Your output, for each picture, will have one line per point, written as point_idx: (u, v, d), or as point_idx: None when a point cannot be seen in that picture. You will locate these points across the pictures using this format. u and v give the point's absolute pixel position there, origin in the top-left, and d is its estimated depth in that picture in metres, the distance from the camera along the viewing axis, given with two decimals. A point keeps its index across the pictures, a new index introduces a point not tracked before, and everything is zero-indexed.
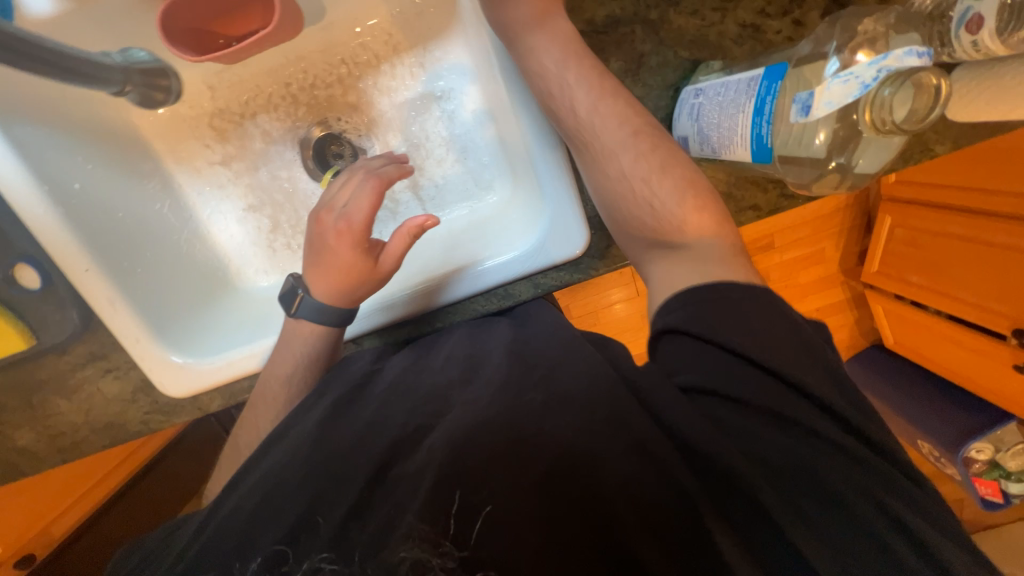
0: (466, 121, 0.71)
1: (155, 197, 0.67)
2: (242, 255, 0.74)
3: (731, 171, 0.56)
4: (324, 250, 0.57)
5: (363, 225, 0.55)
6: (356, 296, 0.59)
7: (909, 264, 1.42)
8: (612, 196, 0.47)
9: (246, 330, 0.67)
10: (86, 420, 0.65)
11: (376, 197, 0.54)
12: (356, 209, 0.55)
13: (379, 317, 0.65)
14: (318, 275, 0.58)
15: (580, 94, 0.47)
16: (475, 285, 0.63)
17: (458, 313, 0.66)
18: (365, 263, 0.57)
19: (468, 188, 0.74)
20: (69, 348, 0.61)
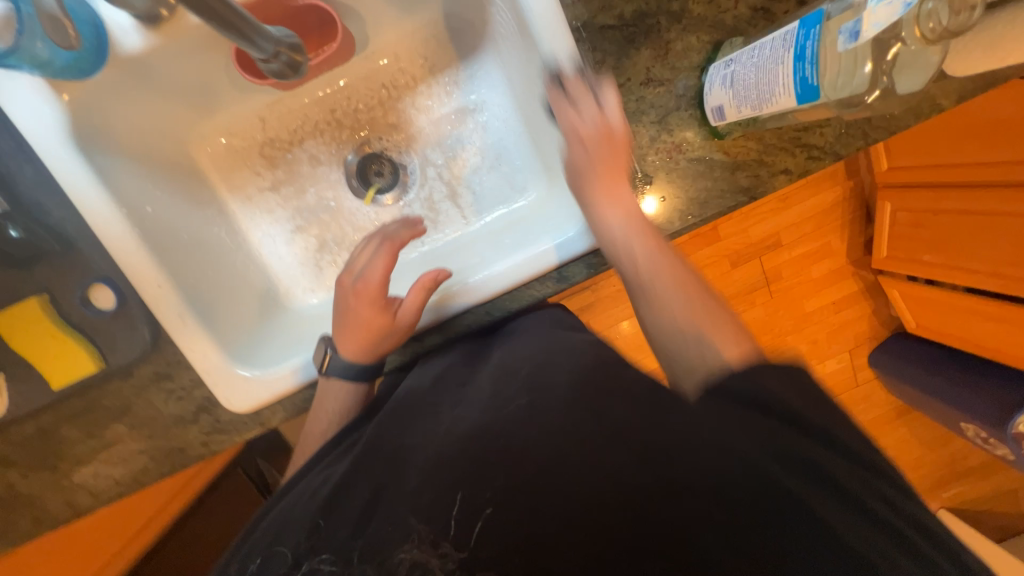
0: (498, 130, 0.76)
1: (214, 222, 0.71)
2: (292, 275, 0.77)
3: (761, 137, 0.61)
4: (347, 312, 0.63)
5: (379, 287, 0.62)
6: (381, 347, 0.63)
7: (918, 244, 1.46)
8: (665, 346, 0.50)
9: (305, 341, 0.68)
10: (148, 445, 0.65)
11: (389, 259, 0.63)
12: (371, 273, 0.63)
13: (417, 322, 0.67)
14: (344, 333, 0.63)
15: (589, 128, 0.55)
16: (513, 277, 0.64)
17: (490, 311, 0.68)
18: (384, 319, 0.62)
19: (503, 191, 0.78)
20: (135, 370, 0.61)
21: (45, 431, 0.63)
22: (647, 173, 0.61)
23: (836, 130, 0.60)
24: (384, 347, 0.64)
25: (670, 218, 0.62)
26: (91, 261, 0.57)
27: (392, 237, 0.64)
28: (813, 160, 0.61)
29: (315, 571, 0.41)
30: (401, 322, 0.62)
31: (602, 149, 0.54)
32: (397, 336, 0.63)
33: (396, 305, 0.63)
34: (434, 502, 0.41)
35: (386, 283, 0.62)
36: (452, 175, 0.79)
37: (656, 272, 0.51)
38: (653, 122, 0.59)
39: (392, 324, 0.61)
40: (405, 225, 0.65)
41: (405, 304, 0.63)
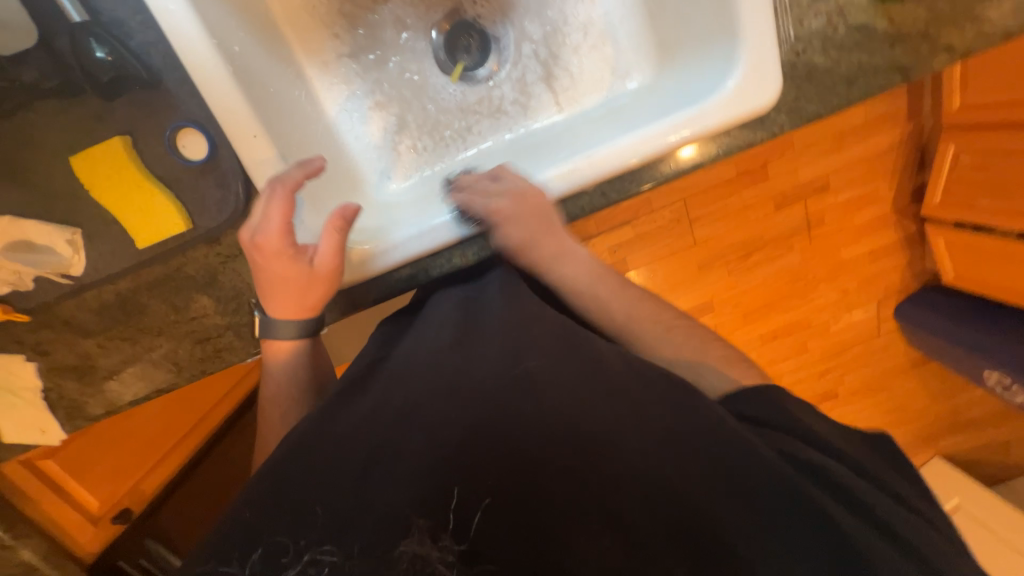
0: (608, 2, 0.69)
1: (294, 84, 0.64)
2: (368, 159, 0.71)
3: (931, 6, 0.54)
4: (259, 272, 0.52)
5: (280, 237, 0.50)
6: (315, 301, 0.54)
7: (980, 188, 1.39)
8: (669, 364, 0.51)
9: (416, 218, 0.62)
10: (230, 321, 0.60)
11: (284, 204, 0.50)
12: (266, 225, 0.50)
13: (410, 247, 0.57)
14: (268, 298, 0.53)
15: (589, 284, 0.55)
16: (537, 196, 0.56)
17: (605, 196, 0.60)
18: (299, 273, 0.51)
19: (603, 76, 0.70)
20: (223, 236, 0.57)
21: (125, 300, 0.59)
22: (801, 38, 0.54)
23: (1015, 4, 0.54)
24: (317, 299, 0.54)
25: (815, 94, 0.56)
26: (182, 105, 0.52)
27: (284, 178, 0.51)
28: (983, 37, 0.55)
29: (312, 566, 0.31)
30: (318, 273, 0.52)
31: (535, 221, 0.55)
32: (326, 287, 0.53)
33: (304, 253, 0.52)
34: (463, 448, 0.35)
35: (286, 232, 0.51)
36: (549, 54, 0.71)
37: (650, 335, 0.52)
38: None
39: (311, 275, 0.51)
40: (298, 167, 0.52)
41: (312, 251, 0.52)
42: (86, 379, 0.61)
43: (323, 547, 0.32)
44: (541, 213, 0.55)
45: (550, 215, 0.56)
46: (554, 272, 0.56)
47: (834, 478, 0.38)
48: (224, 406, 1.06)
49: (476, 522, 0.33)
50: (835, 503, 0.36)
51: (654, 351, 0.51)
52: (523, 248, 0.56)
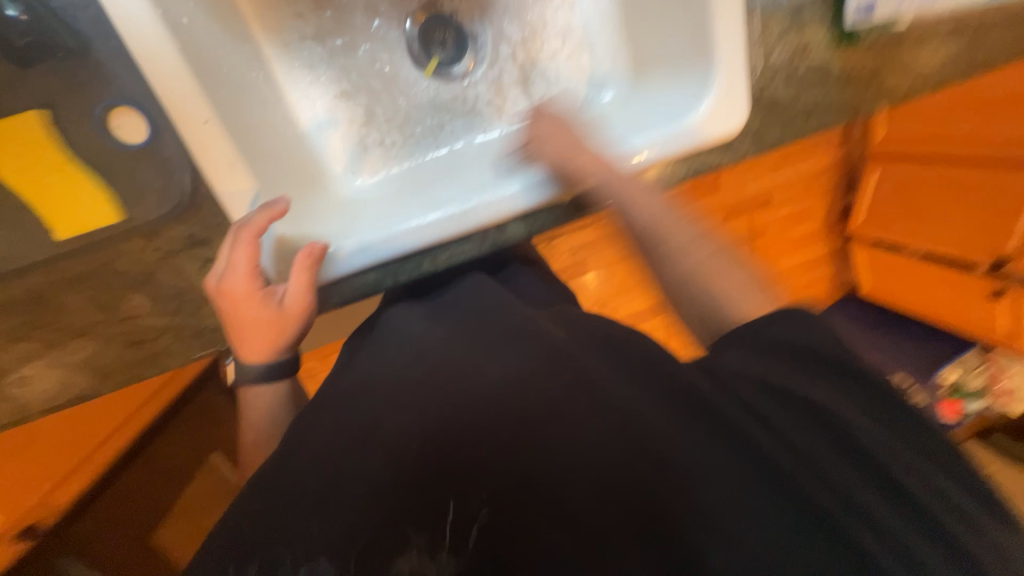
0: (587, 12, 0.69)
1: (250, 64, 0.58)
2: (331, 151, 0.67)
3: (880, 50, 0.59)
4: (228, 318, 0.50)
5: (247, 283, 0.49)
6: (290, 339, 0.53)
7: (891, 212, 1.51)
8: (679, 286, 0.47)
9: (381, 220, 0.59)
10: (170, 323, 0.55)
11: (250, 250, 0.48)
12: (231, 271, 0.49)
13: (377, 253, 0.55)
14: (239, 343, 0.52)
15: (637, 214, 0.51)
16: (512, 208, 0.56)
17: (579, 208, 0.59)
18: (270, 318, 0.50)
19: (579, 85, 0.70)
20: (163, 229, 0.51)
21: (40, 295, 0.51)
22: (766, 70, 0.57)
23: (950, 55, 0.59)
24: (290, 339, 0.53)
25: (776, 124, 0.59)
26: (114, 79, 0.46)
27: (246, 220, 0.49)
28: (925, 81, 0.59)
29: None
30: (289, 314, 0.51)
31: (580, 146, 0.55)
32: (297, 327, 0.52)
33: (273, 297, 0.50)
34: (447, 461, 0.33)
35: (254, 278, 0.49)
36: (526, 57, 0.70)
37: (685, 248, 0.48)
38: (789, 13, 0.56)
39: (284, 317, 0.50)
40: (261, 208, 0.49)
41: (282, 294, 0.51)
42: None
43: (320, 558, 0.31)
44: (556, 118, 0.59)
45: (569, 122, 0.60)
46: (583, 162, 0.54)
47: (834, 430, 0.33)
48: (167, 395, 0.96)
49: (472, 537, 0.31)
50: (847, 474, 0.32)
51: (681, 256, 0.48)
52: (570, 151, 0.55)
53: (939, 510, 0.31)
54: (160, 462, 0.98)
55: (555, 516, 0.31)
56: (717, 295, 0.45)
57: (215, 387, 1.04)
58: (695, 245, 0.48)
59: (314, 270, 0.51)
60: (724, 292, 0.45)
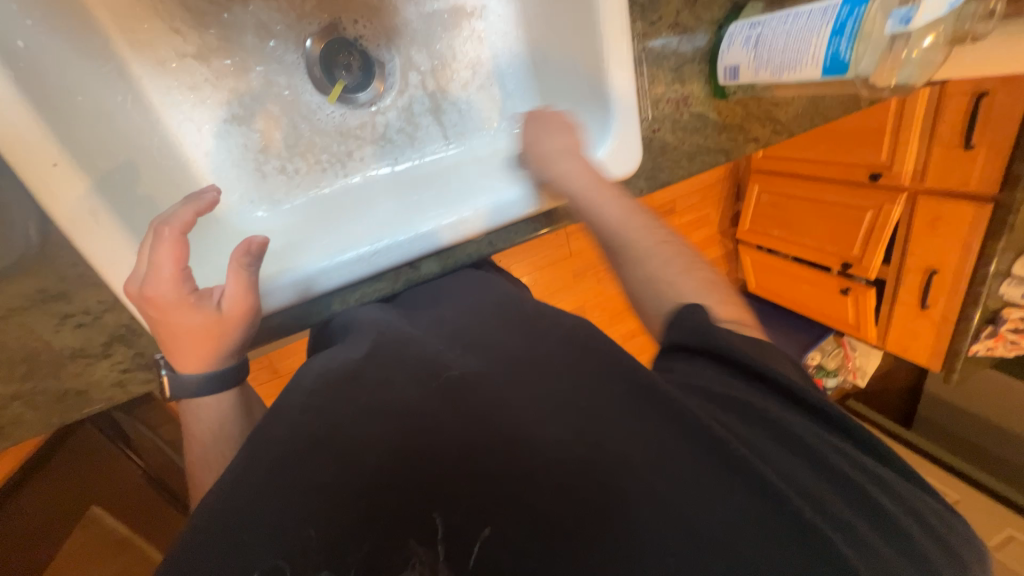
0: (496, 46, 0.70)
1: (115, 90, 0.52)
2: (223, 178, 0.62)
3: (745, 104, 0.67)
4: (156, 327, 0.44)
5: (176, 285, 0.43)
6: (232, 346, 0.47)
7: (771, 221, 1.70)
8: (642, 290, 0.48)
9: (283, 259, 0.55)
10: (16, 387, 0.46)
11: (177, 248, 0.43)
12: (155, 275, 0.43)
13: (279, 299, 0.51)
14: (173, 353, 0.46)
15: (609, 208, 0.51)
16: (421, 246, 0.56)
17: (492, 245, 0.62)
18: (206, 322, 0.45)
19: (490, 116, 0.72)
20: (3, 284, 0.44)
21: None
22: (656, 118, 0.63)
23: (798, 110, 0.70)
24: (233, 345, 0.47)
25: (665, 166, 0.65)
26: None
27: (168, 218, 0.44)
28: (783, 130, 0.70)
29: None
30: (228, 317, 0.45)
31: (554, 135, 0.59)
32: (240, 331, 0.46)
33: (208, 300, 0.45)
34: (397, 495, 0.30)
35: (183, 279, 0.44)
36: (437, 87, 0.70)
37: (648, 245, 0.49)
38: (672, 68, 0.62)
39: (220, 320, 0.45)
40: (185, 203, 0.46)
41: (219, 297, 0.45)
42: None
43: (308, 533, 0.28)
44: (558, 123, 0.60)
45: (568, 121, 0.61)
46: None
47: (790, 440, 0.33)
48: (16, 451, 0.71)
49: (476, 552, 0.28)
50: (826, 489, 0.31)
51: (642, 262, 0.49)
52: (545, 161, 0.58)
53: (903, 521, 0.31)
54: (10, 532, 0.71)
55: (514, 519, 0.29)
56: (674, 293, 0.46)
57: (93, 427, 0.86)
58: (657, 251, 0.49)
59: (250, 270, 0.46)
60: (684, 293, 0.45)
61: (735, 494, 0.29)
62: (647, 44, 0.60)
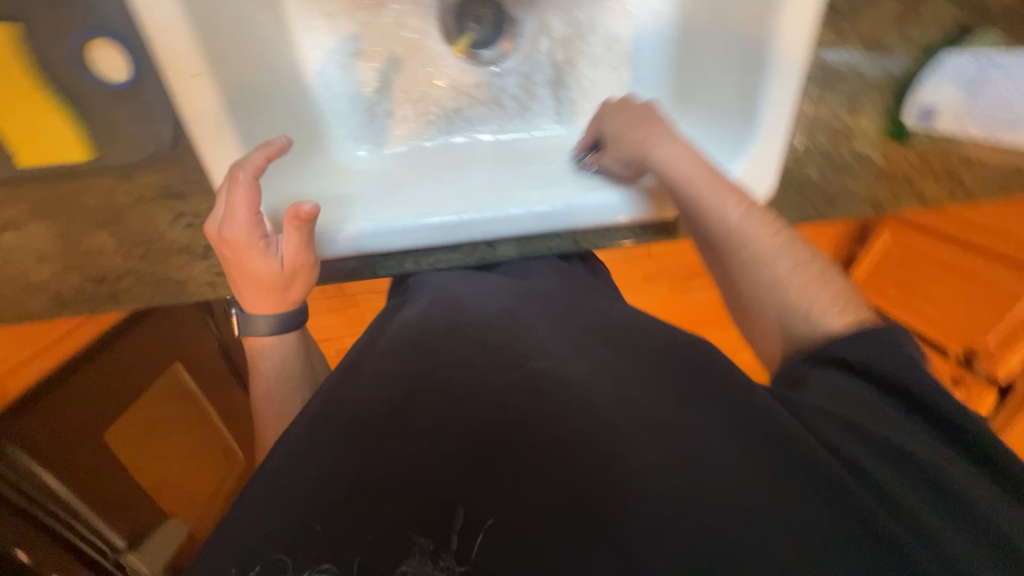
0: (643, 25, 0.63)
1: (262, 7, 0.54)
2: (337, 111, 0.63)
3: (931, 152, 0.54)
4: (231, 269, 0.47)
5: (248, 230, 0.44)
6: (294, 294, 0.50)
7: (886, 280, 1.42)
8: (766, 305, 0.45)
9: (371, 205, 0.56)
10: (130, 266, 0.52)
11: (249, 193, 0.44)
12: (230, 218, 0.44)
13: (356, 244, 0.52)
14: (241, 294, 0.49)
15: (728, 206, 0.46)
16: (505, 228, 0.53)
17: (575, 243, 0.57)
18: (271, 272, 0.46)
19: (612, 102, 0.65)
20: (138, 174, 0.49)
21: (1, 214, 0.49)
22: (806, 149, 0.53)
23: (1001, 173, 0.55)
24: (297, 293, 0.50)
25: (800, 205, 0.55)
26: (105, 12, 0.44)
27: (245, 164, 0.44)
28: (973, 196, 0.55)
29: None
30: (292, 268, 0.47)
31: (625, 117, 0.53)
32: (302, 282, 0.49)
33: (274, 249, 0.46)
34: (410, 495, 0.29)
35: (255, 225, 0.45)
36: (565, 58, 0.64)
37: (773, 249, 0.45)
38: (848, 93, 0.51)
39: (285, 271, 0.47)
40: (259, 148, 0.46)
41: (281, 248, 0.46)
42: None
43: (315, 525, 0.28)
44: (636, 109, 0.53)
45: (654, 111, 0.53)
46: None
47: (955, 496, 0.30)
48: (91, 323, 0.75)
49: (478, 544, 0.28)
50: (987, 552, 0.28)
51: (769, 263, 0.45)
52: (642, 148, 0.51)
53: None
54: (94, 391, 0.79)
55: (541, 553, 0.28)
56: (808, 310, 0.43)
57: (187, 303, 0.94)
58: (785, 259, 0.45)
59: (306, 231, 0.45)
60: (816, 308, 0.42)
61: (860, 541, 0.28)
62: (826, 57, 0.50)
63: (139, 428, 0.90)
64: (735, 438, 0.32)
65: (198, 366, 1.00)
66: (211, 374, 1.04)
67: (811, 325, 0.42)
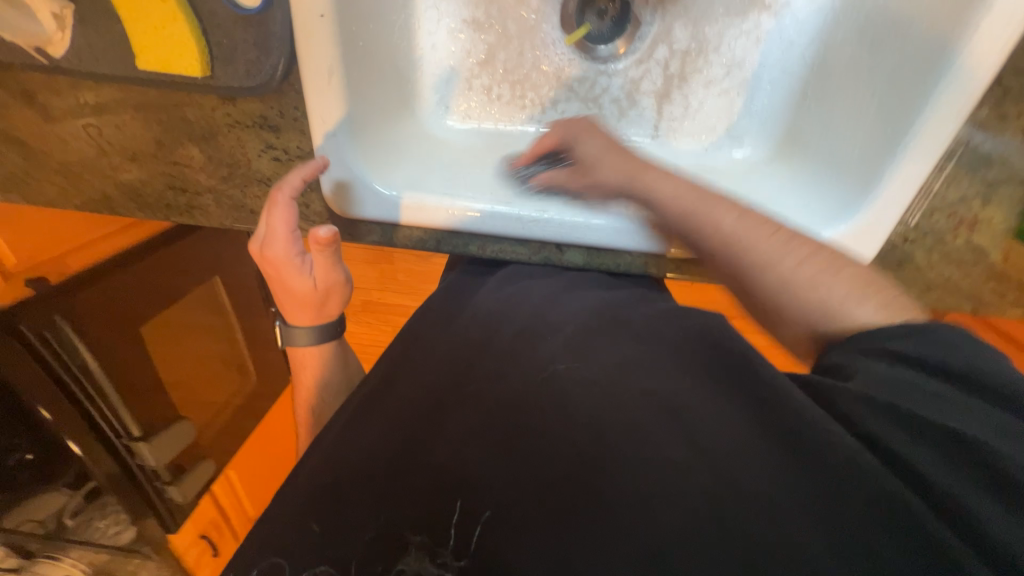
0: (771, 54, 0.59)
1: None
2: (435, 76, 0.62)
3: None
4: (274, 284, 0.50)
5: (285, 247, 0.47)
6: (332, 305, 0.53)
7: None
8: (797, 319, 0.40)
9: (449, 181, 0.56)
10: (211, 185, 0.53)
11: (287, 212, 0.46)
12: (270, 237, 0.47)
13: (429, 217, 0.52)
14: (284, 307, 0.52)
15: (722, 216, 0.45)
16: (576, 235, 0.52)
17: (644, 267, 0.55)
18: (306, 288, 0.49)
19: (716, 127, 0.62)
20: (241, 99, 0.49)
21: (106, 107, 0.50)
22: (918, 228, 0.49)
23: None
24: (332, 307, 0.53)
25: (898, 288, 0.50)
26: None
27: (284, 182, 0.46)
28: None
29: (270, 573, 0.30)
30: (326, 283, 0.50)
31: (596, 140, 0.53)
32: (337, 296, 0.52)
33: (308, 267, 0.48)
34: (440, 479, 0.31)
35: (292, 242, 0.47)
36: (679, 72, 0.61)
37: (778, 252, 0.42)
38: (983, 180, 0.47)
39: (321, 288, 0.50)
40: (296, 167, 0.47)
41: (314, 266, 0.49)
42: (25, 162, 0.53)
43: (310, 523, 0.31)
44: (595, 128, 0.54)
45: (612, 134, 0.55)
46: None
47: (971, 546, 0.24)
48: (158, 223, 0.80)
49: (477, 538, 0.29)
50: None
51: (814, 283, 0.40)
52: (593, 163, 0.52)
53: None
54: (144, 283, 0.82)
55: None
56: (828, 306, 0.38)
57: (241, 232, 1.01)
58: (786, 255, 0.41)
59: (331, 254, 0.48)
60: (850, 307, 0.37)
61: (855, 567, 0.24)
62: (972, 136, 0.46)
63: (171, 325, 0.94)
64: (765, 453, 0.29)
65: (232, 282, 1.04)
66: (242, 290, 1.08)
67: (837, 321, 0.38)
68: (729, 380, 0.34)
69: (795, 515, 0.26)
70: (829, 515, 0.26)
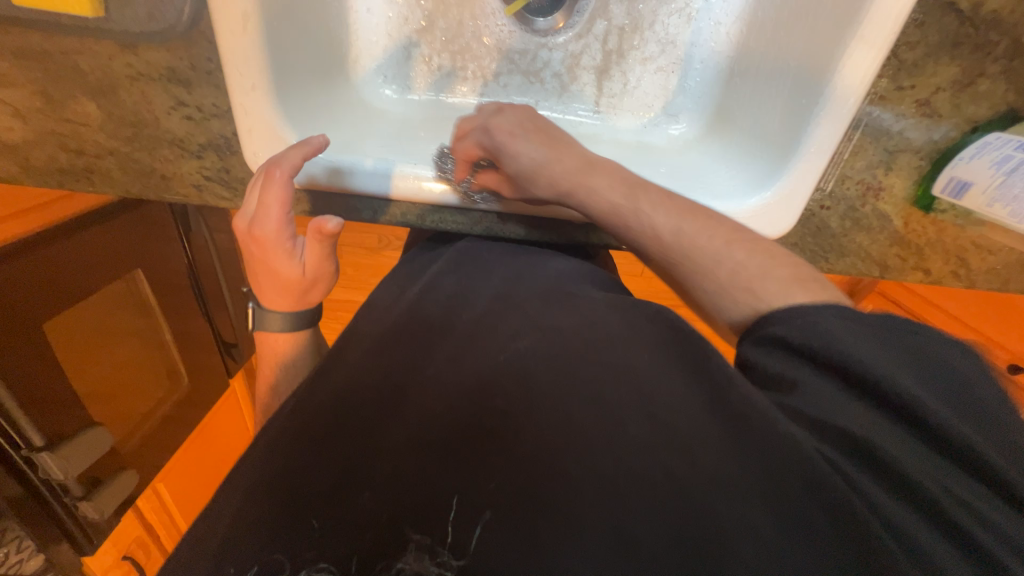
0: (700, 34, 0.61)
1: None
2: (372, 43, 0.60)
3: (962, 232, 0.52)
4: (257, 264, 0.46)
5: (277, 229, 0.44)
6: (313, 296, 0.49)
7: None
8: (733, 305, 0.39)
9: (387, 149, 0.54)
10: (115, 148, 0.48)
11: (283, 192, 0.43)
12: (263, 216, 0.43)
13: (364, 183, 0.49)
14: (260, 288, 0.48)
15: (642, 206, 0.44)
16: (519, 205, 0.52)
17: (585, 237, 0.55)
18: (293, 274, 0.45)
19: (653, 103, 0.63)
20: (147, 49, 0.45)
21: None
22: (832, 195, 0.52)
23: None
24: (316, 297, 0.49)
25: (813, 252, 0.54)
26: None
27: (280, 160, 0.43)
28: (980, 286, 0.54)
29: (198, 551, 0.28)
30: (312, 273, 0.46)
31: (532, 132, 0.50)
32: (321, 287, 0.48)
33: (299, 252, 0.45)
34: None
35: (286, 224, 0.44)
36: (617, 48, 0.62)
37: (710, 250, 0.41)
38: (885, 150, 0.51)
39: (304, 277, 0.46)
40: (295, 146, 0.44)
41: (306, 252, 0.45)
42: None
43: (309, 520, 0.28)
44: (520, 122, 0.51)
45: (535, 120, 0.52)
46: (569, 173, 0.47)
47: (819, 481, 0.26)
48: None
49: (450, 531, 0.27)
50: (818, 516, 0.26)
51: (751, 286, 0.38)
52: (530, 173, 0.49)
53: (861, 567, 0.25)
54: (56, 266, 0.73)
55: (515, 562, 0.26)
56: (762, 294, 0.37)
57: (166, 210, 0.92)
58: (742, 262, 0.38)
59: (330, 245, 0.44)
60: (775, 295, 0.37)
61: (768, 503, 0.27)
62: (874, 109, 0.50)
63: (85, 319, 0.84)
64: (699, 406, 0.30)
65: (159, 277, 0.96)
66: (173, 287, 1.00)
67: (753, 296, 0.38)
68: (673, 344, 0.35)
69: (725, 460, 0.28)
70: (756, 471, 0.27)
